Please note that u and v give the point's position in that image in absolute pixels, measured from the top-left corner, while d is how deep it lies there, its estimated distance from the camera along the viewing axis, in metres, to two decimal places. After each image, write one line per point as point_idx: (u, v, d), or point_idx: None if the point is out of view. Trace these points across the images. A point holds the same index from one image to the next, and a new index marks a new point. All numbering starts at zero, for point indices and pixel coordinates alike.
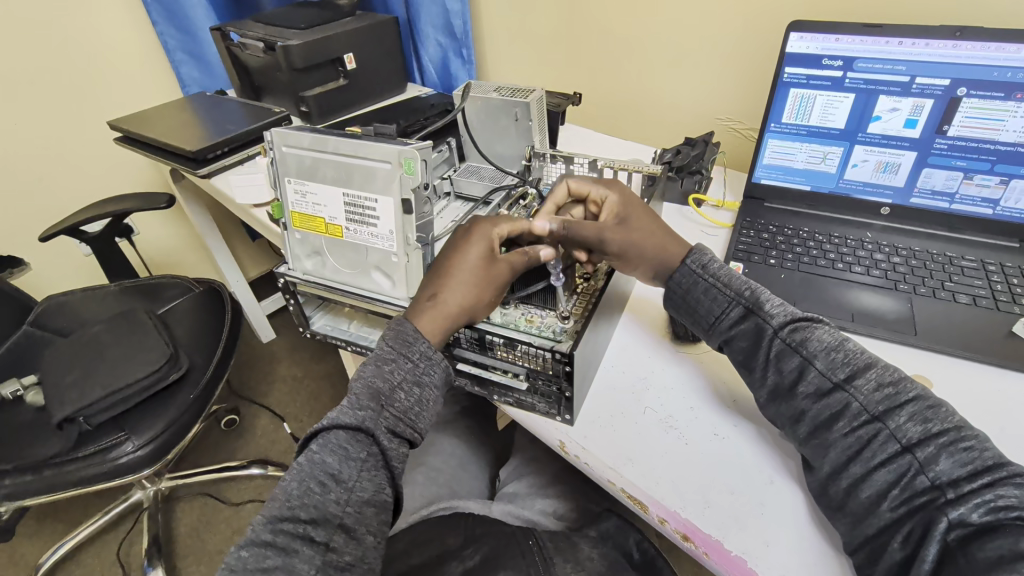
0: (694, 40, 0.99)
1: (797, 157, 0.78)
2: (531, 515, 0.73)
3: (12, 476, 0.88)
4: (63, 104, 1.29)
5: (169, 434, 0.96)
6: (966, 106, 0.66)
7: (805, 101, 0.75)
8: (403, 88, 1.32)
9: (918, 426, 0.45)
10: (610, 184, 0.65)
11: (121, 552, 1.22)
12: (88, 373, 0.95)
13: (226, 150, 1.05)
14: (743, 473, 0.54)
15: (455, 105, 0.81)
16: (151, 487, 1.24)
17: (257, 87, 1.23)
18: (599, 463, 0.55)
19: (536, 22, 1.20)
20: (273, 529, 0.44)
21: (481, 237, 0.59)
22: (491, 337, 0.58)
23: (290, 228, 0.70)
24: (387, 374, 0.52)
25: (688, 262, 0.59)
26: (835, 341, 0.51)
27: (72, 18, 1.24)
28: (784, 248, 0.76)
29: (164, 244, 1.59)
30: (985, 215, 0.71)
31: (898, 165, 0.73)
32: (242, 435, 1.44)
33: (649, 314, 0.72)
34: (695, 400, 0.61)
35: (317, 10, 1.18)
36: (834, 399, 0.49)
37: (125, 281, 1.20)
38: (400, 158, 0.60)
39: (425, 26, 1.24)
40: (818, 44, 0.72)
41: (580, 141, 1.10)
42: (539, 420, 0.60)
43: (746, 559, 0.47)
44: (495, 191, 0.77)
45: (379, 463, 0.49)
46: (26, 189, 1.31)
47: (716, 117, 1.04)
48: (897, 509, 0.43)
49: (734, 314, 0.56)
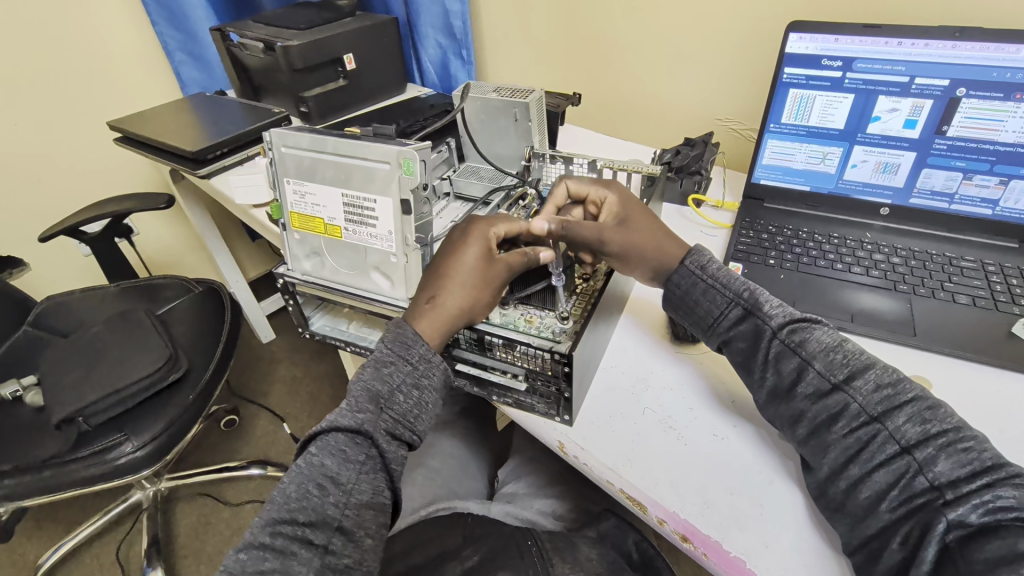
0: (693, 40, 0.99)
1: (797, 157, 0.78)
2: (530, 515, 0.73)
3: (11, 477, 0.88)
4: (64, 104, 1.29)
5: (168, 434, 0.96)
6: (966, 106, 0.66)
7: (805, 102, 0.74)
8: (403, 88, 1.32)
9: (917, 427, 0.45)
10: (609, 185, 0.65)
11: (120, 553, 1.22)
12: (88, 374, 0.95)
13: (226, 150, 1.05)
14: (742, 475, 0.54)
15: (455, 106, 0.80)
16: (151, 487, 1.24)
17: (257, 87, 1.23)
18: (599, 463, 0.55)
19: (536, 23, 1.20)
20: (272, 532, 0.44)
21: (479, 238, 0.59)
22: (491, 337, 0.58)
23: (290, 228, 0.70)
24: (386, 376, 0.52)
25: (687, 263, 0.59)
26: (834, 342, 0.51)
27: (72, 18, 1.24)
28: (783, 248, 0.76)
29: (164, 245, 1.59)
30: (985, 216, 0.71)
31: (898, 166, 0.73)
32: (242, 435, 1.44)
33: (648, 315, 0.72)
34: (695, 401, 0.61)
35: (316, 10, 1.18)
36: (833, 399, 0.48)
37: (124, 281, 1.20)
38: (400, 158, 0.60)
39: (425, 26, 1.24)
40: (818, 44, 0.72)
41: (580, 141, 1.10)
42: (538, 421, 0.60)
43: (745, 559, 0.47)
44: (495, 191, 0.77)
45: (378, 465, 0.49)
46: (26, 190, 1.31)
47: (716, 117, 1.04)
48: (896, 510, 0.43)
49: (733, 314, 0.56)
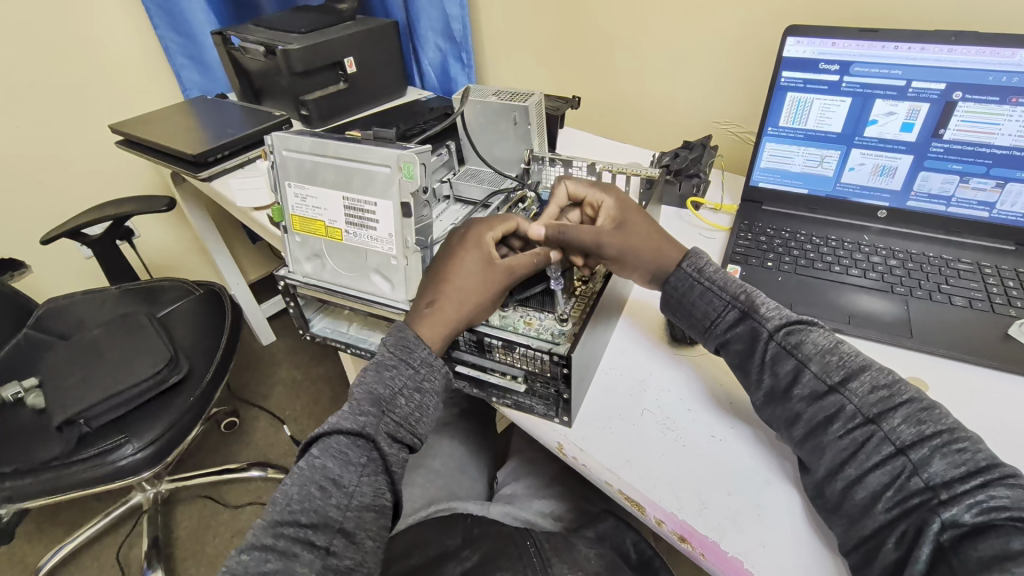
0: (692, 44, 1.00)
1: (795, 160, 0.78)
2: (529, 515, 0.73)
3: (13, 478, 0.88)
4: (64, 107, 1.30)
5: (168, 436, 0.97)
6: (962, 110, 0.67)
7: (802, 105, 0.75)
8: (403, 92, 1.33)
9: (912, 428, 0.45)
10: (607, 189, 0.65)
11: (121, 554, 1.22)
12: (89, 376, 0.96)
13: (227, 153, 1.05)
14: (741, 475, 0.54)
15: (455, 110, 0.81)
16: (151, 489, 1.24)
17: (258, 90, 1.23)
18: (597, 464, 0.55)
19: (536, 27, 1.20)
20: (274, 533, 0.45)
21: (478, 241, 0.59)
22: (490, 339, 0.58)
23: (290, 231, 0.71)
24: (388, 379, 0.53)
25: (684, 267, 0.60)
26: (830, 344, 0.51)
27: (73, 22, 1.24)
28: (781, 249, 0.77)
29: (164, 247, 1.59)
30: (983, 218, 0.71)
31: (895, 169, 0.73)
32: (242, 438, 1.44)
33: (647, 316, 0.72)
34: (693, 403, 0.61)
35: (316, 14, 1.19)
36: (829, 400, 0.49)
37: (126, 283, 1.21)
38: (400, 162, 0.61)
39: (425, 31, 1.25)
40: (815, 48, 0.72)
41: (580, 145, 1.10)
42: (537, 423, 0.61)
43: (743, 559, 0.48)
44: (495, 195, 0.78)
45: (378, 467, 0.50)
46: (27, 192, 1.32)
47: (715, 121, 1.05)
48: (892, 509, 0.44)
49: (729, 317, 0.56)
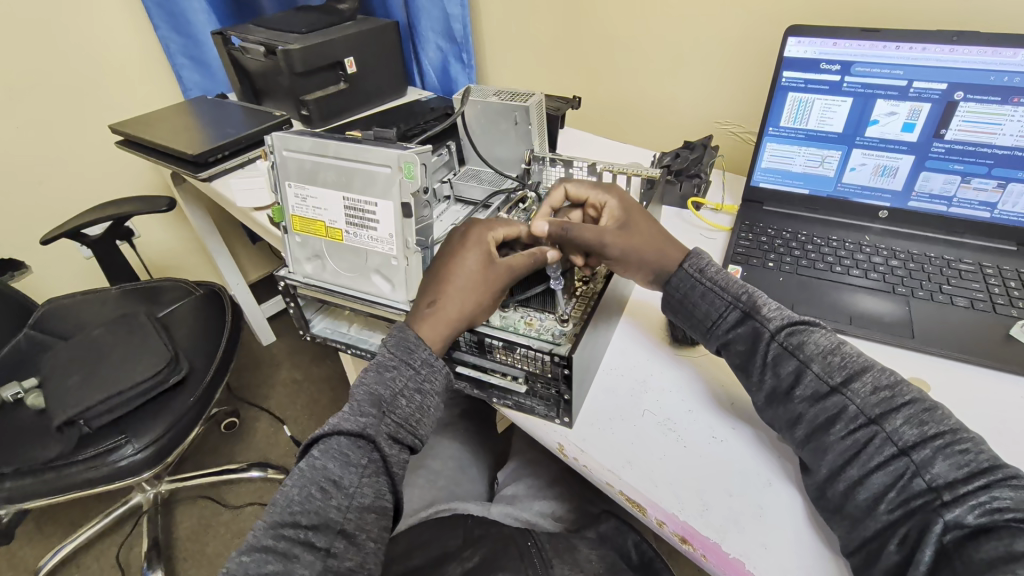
0: (692, 44, 1.00)
1: (796, 161, 0.78)
2: (530, 516, 0.73)
3: (13, 479, 0.88)
4: (64, 107, 1.30)
5: (168, 437, 0.96)
6: (963, 110, 0.67)
7: (804, 105, 0.75)
8: (403, 92, 1.33)
9: (915, 429, 0.45)
10: (610, 189, 0.65)
11: (120, 556, 1.22)
12: (89, 376, 0.96)
13: (227, 154, 1.05)
14: (742, 476, 0.54)
15: (455, 109, 0.81)
16: (151, 490, 1.24)
17: (258, 90, 1.23)
18: (598, 465, 0.55)
19: (536, 27, 1.20)
20: (274, 535, 0.44)
21: (478, 241, 0.59)
22: (490, 339, 0.58)
23: (291, 231, 0.71)
24: (388, 380, 0.53)
25: (686, 267, 0.60)
26: (831, 345, 0.51)
27: (73, 23, 1.24)
28: (782, 250, 0.77)
29: (164, 247, 1.59)
30: (984, 218, 0.71)
31: (896, 169, 0.73)
32: (242, 439, 1.44)
33: (648, 317, 0.72)
34: (694, 404, 0.61)
35: (316, 14, 1.19)
36: (831, 401, 0.49)
37: (127, 284, 1.21)
38: (400, 162, 0.61)
39: (426, 31, 1.25)
40: (816, 48, 0.72)
41: (580, 145, 1.10)
42: (538, 423, 0.60)
43: (744, 560, 0.48)
44: (495, 195, 0.78)
45: (379, 468, 0.50)
46: (27, 192, 1.32)
47: (715, 121, 1.05)
48: (894, 511, 0.44)
49: (731, 317, 0.56)
